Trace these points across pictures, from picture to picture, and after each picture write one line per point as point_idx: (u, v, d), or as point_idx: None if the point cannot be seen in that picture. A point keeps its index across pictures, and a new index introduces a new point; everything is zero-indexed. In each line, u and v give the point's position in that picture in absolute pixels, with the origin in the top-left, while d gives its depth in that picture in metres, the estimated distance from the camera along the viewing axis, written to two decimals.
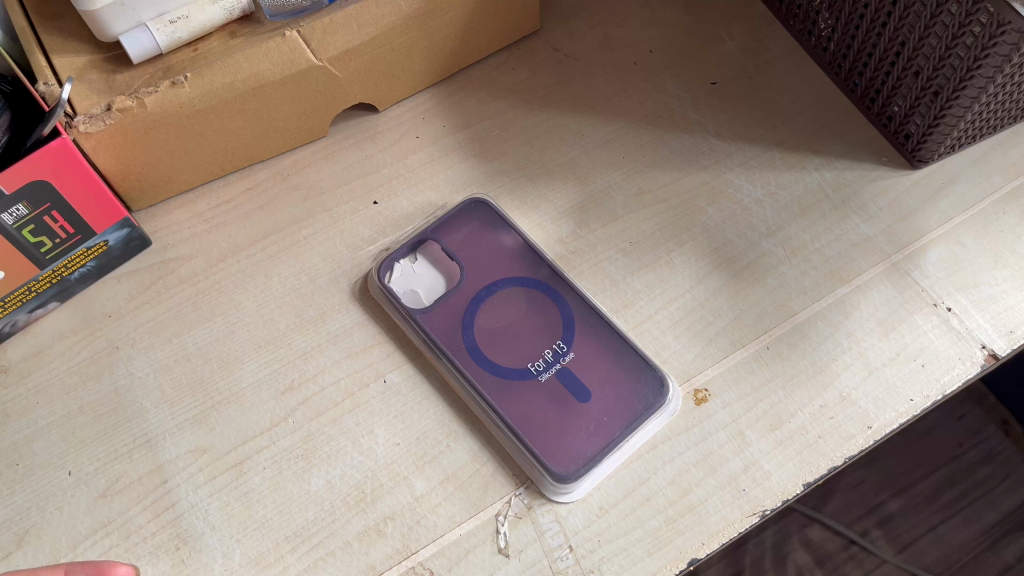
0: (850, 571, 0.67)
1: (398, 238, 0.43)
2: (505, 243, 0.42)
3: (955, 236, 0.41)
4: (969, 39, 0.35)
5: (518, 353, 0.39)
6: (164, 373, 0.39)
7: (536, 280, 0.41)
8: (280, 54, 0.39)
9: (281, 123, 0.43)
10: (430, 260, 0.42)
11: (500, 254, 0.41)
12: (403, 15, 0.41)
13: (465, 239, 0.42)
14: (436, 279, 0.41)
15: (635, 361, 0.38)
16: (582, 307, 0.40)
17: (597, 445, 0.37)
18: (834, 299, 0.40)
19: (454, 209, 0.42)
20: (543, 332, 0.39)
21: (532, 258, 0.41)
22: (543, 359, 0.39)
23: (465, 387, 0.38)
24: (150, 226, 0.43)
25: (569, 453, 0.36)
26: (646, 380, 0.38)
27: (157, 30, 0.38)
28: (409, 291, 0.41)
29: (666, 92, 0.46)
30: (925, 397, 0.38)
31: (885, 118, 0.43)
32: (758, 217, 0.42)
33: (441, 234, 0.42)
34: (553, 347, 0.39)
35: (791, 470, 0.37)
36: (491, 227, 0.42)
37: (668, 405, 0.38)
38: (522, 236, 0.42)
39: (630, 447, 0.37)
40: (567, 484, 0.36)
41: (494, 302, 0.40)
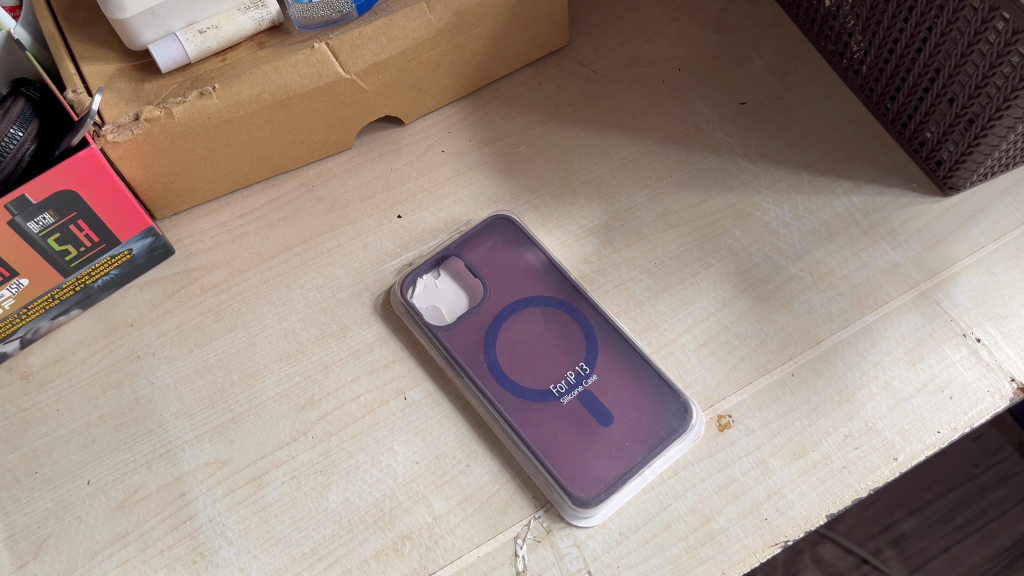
0: None
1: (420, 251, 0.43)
2: (528, 262, 0.41)
3: (985, 265, 0.40)
4: (1007, 69, 0.34)
5: (539, 374, 0.39)
6: (184, 384, 0.39)
7: (559, 299, 0.40)
8: (308, 66, 0.39)
9: (307, 135, 0.43)
10: (454, 276, 0.42)
11: (523, 272, 0.41)
12: (432, 29, 0.41)
13: (488, 255, 0.42)
14: (458, 295, 0.41)
15: (658, 384, 0.38)
16: (605, 328, 0.39)
17: (619, 471, 0.36)
18: (861, 326, 0.40)
19: (477, 225, 0.42)
20: (565, 353, 0.39)
21: (555, 275, 0.41)
22: (565, 381, 0.38)
23: (487, 408, 0.38)
24: (175, 234, 0.43)
25: (589, 477, 0.36)
26: (670, 405, 0.38)
27: (186, 39, 0.38)
28: (431, 306, 0.40)
29: (694, 111, 0.46)
30: (953, 430, 0.37)
31: (917, 143, 0.43)
32: (785, 240, 0.42)
33: (465, 250, 0.42)
34: (576, 369, 0.39)
35: (814, 500, 0.36)
36: (515, 243, 0.42)
37: (691, 430, 0.37)
38: (546, 253, 0.41)
39: (651, 472, 0.37)
40: (587, 509, 0.36)
41: (517, 319, 0.40)
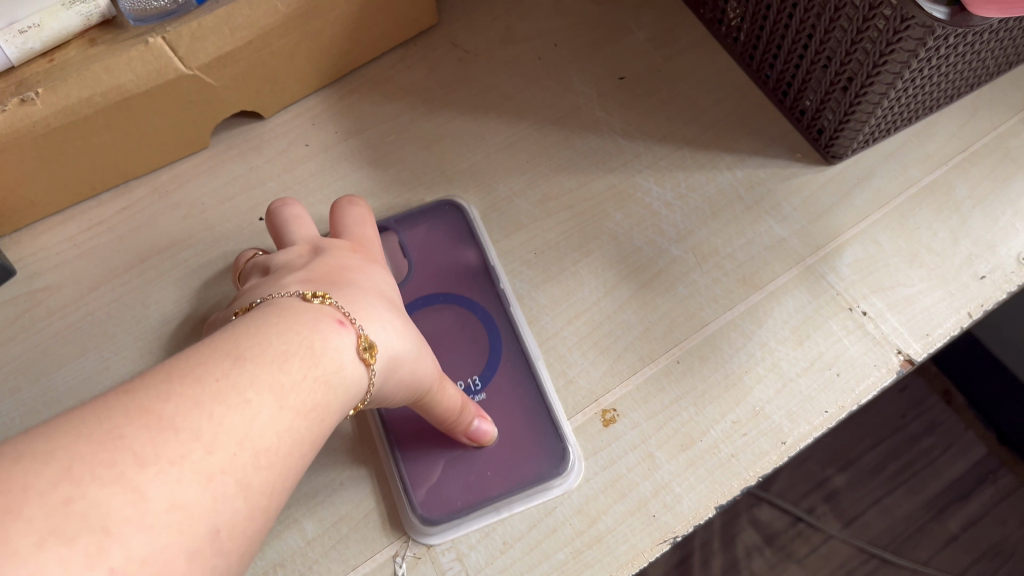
0: (798, 549, 0.65)
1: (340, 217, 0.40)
2: (463, 258, 0.39)
3: (870, 235, 0.39)
4: (874, 33, 0.33)
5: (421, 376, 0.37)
6: (31, 417, 0.36)
7: (483, 305, 0.38)
8: (144, 64, 0.36)
9: (154, 137, 0.40)
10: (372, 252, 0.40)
11: (452, 267, 0.39)
12: (280, 16, 0.38)
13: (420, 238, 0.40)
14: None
15: (544, 422, 0.36)
16: (513, 348, 0.38)
17: (471, 499, 0.35)
18: (746, 307, 0.38)
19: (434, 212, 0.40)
20: (462, 358, 0.38)
21: (485, 282, 0.39)
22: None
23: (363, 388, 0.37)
24: (16, 253, 0.40)
25: (439, 500, 0.35)
26: (548, 449, 0.36)
27: (5, 41, 0.34)
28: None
29: (572, 89, 0.44)
30: (840, 408, 0.36)
31: (798, 112, 0.41)
32: (668, 221, 0.40)
33: (404, 229, 0.40)
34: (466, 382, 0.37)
35: (702, 493, 0.35)
36: (455, 240, 0.40)
37: (563, 479, 0.35)
38: (486, 255, 0.39)
39: (505, 510, 0.35)
40: (421, 521, 0.34)
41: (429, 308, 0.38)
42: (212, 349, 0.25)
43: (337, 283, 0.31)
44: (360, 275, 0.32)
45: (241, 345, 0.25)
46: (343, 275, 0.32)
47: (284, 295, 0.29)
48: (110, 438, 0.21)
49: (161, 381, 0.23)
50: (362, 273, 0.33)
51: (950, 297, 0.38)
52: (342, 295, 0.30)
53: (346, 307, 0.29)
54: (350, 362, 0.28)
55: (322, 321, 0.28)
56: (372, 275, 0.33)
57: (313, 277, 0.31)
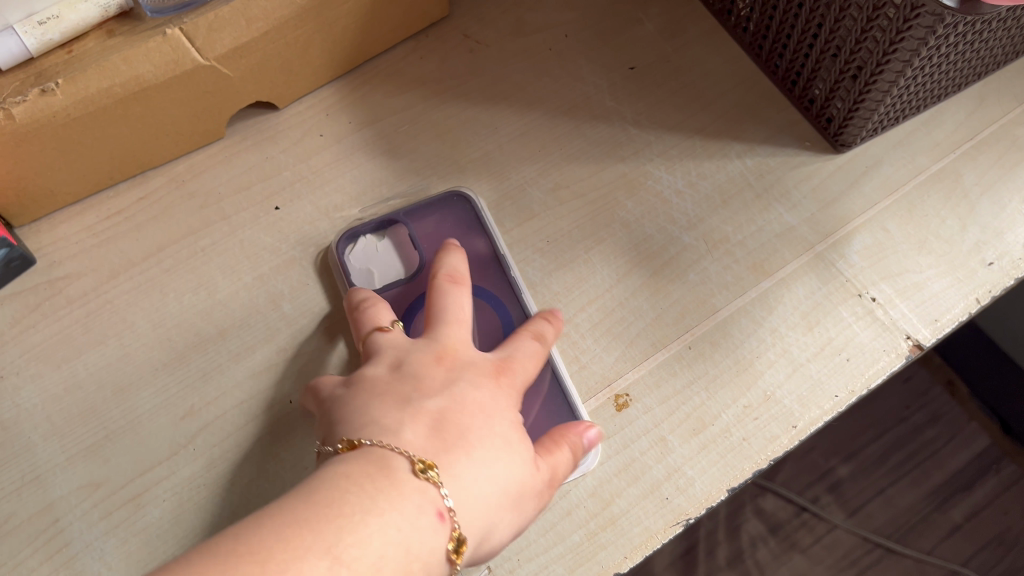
0: (802, 538, 0.65)
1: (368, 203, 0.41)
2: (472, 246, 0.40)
3: (879, 222, 0.40)
4: (884, 23, 0.33)
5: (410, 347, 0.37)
6: (53, 403, 0.37)
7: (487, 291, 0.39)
8: (162, 55, 0.36)
9: (171, 127, 0.40)
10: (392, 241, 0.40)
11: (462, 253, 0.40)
12: (296, 8, 0.38)
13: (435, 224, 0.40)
14: (392, 261, 0.39)
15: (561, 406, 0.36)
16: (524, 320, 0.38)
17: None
18: (756, 293, 0.39)
19: (437, 199, 0.41)
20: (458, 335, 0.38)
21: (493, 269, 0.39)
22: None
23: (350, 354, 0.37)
24: (36, 242, 0.40)
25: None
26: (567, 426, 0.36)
27: (25, 33, 0.34)
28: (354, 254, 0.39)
29: (582, 79, 0.44)
30: (850, 393, 0.36)
31: (807, 101, 0.41)
32: (679, 209, 0.41)
33: (413, 220, 0.40)
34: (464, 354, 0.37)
35: (714, 476, 0.35)
36: (465, 231, 0.40)
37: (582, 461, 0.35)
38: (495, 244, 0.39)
39: None
40: None
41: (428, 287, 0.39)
42: (324, 504, 0.23)
43: (448, 437, 0.27)
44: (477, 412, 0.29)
45: (355, 513, 0.23)
46: (462, 419, 0.28)
47: (388, 449, 0.26)
48: (229, 569, 0.20)
49: (285, 518, 0.22)
50: (482, 415, 0.29)
51: (958, 284, 0.38)
52: (444, 457, 0.26)
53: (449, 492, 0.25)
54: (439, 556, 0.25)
55: (422, 513, 0.24)
56: (494, 421, 0.29)
57: (426, 417, 0.28)
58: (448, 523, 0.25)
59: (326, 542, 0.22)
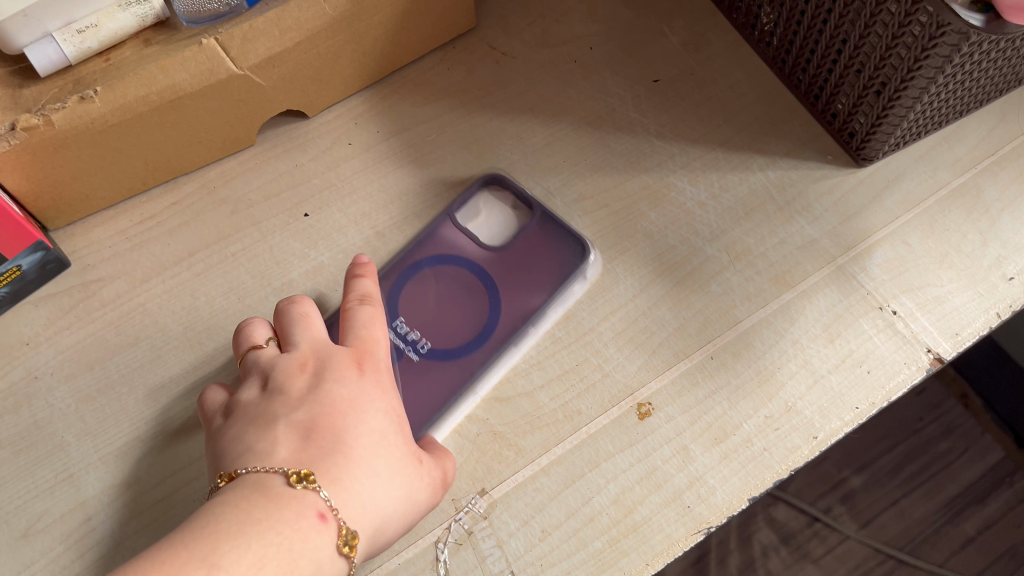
0: (815, 549, 0.65)
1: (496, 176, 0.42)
2: (530, 290, 0.39)
3: (900, 236, 0.40)
4: (909, 40, 0.34)
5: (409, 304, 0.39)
6: (85, 404, 0.38)
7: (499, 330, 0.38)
8: (197, 64, 0.37)
9: (203, 135, 0.41)
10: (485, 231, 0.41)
11: (511, 293, 0.39)
12: (328, 19, 0.39)
13: (529, 248, 0.40)
14: (486, 236, 0.41)
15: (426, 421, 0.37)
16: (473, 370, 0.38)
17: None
18: (778, 305, 0.39)
19: (562, 243, 0.40)
20: (456, 330, 0.39)
21: (518, 323, 0.39)
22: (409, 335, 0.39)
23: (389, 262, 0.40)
24: (70, 245, 0.41)
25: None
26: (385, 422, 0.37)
27: (64, 41, 0.35)
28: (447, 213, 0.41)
29: (607, 91, 0.45)
30: (870, 405, 0.37)
31: (829, 115, 0.42)
32: (702, 221, 0.41)
33: (532, 232, 0.41)
34: (422, 342, 0.38)
35: (736, 485, 0.36)
36: (547, 281, 0.39)
37: None
38: (539, 311, 0.39)
39: None
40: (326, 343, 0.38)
41: (474, 291, 0.40)
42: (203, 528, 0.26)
43: (330, 446, 0.30)
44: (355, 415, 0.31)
45: (232, 528, 0.27)
46: (332, 425, 0.31)
47: (264, 471, 0.29)
48: None
49: (172, 547, 0.26)
50: (354, 414, 0.31)
51: (979, 298, 0.39)
52: (327, 468, 0.30)
53: (329, 495, 0.29)
54: (328, 557, 0.28)
55: (303, 517, 0.28)
56: (369, 418, 0.32)
57: (298, 430, 0.30)
58: (331, 520, 0.29)
59: (201, 557, 0.25)
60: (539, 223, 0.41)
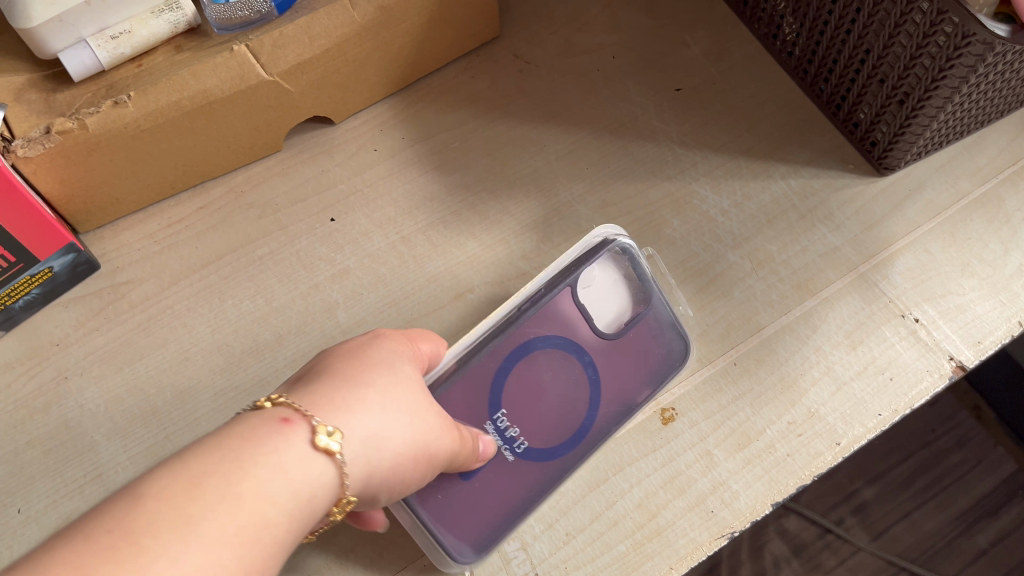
0: (827, 563, 0.59)
1: (616, 244, 0.38)
2: (639, 380, 0.37)
3: (922, 244, 0.41)
4: (933, 50, 0.34)
5: (512, 398, 0.36)
6: (115, 404, 0.38)
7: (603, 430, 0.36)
8: (228, 70, 0.37)
9: (232, 140, 0.41)
10: (592, 309, 0.37)
11: (620, 387, 0.37)
12: (356, 26, 0.39)
13: (636, 339, 0.37)
14: (607, 304, 0.38)
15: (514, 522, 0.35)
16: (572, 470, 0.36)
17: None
18: (801, 312, 0.39)
19: (667, 344, 0.37)
20: (557, 427, 0.36)
21: (621, 418, 0.37)
22: (506, 428, 0.36)
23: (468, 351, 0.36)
24: (100, 248, 0.42)
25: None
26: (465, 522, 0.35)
27: (98, 46, 0.35)
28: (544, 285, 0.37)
29: (630, 99, 0.45)
30: (893, 412, 0.37)
31: (851, 124, 0.42)
32: (724, 228, 0.42)
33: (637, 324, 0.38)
34: (518, 437, 0.36)
35: (759, 490, 0.36)
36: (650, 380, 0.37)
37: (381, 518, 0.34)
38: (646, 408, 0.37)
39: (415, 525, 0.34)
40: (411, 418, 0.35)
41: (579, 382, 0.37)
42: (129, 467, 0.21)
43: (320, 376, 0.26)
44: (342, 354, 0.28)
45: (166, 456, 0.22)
46: (324, 362, 0.28)
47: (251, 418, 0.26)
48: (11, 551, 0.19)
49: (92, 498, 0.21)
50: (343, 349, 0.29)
51: (1000, 307, 0.39)
52: (303, 390, 0.25)
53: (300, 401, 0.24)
54: (303, 456, 0.23)
55: (260, 425, 0.23)
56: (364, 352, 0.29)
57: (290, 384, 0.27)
58: (301, 421, 0.24)
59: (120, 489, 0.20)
60: (655, 309, 0.38)
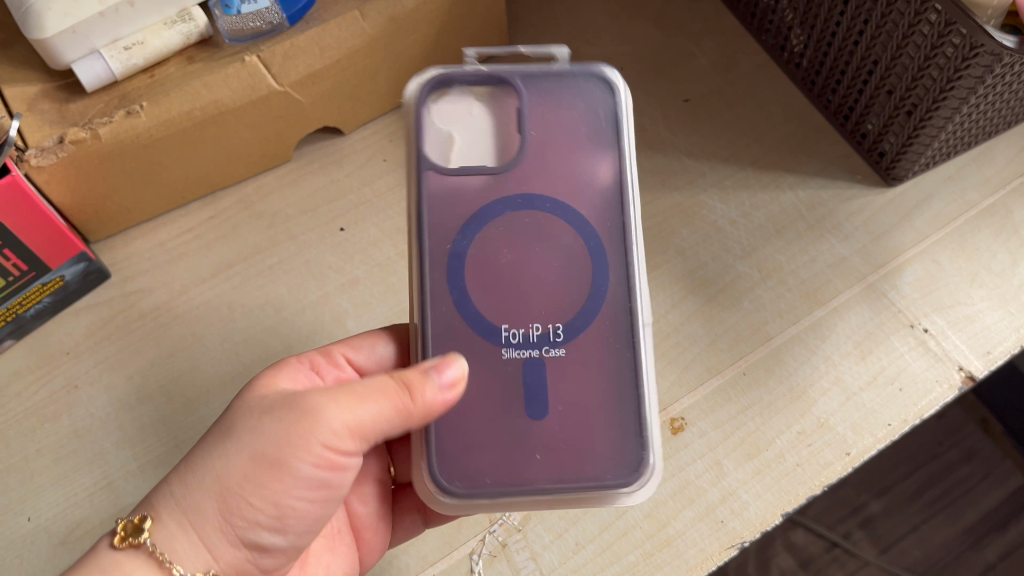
0: None
1: (441, 70, 0.32)
2: (589, 123, 0.33)
3: (931, 255, 0.41)
4: (941, 61, 0.34)
5: (502, 301, 0.31)
6: (124, 413, 0.38)
7: (594, 211, 0.32)
8: (239, 81, 0.38)
9: (242, 150, 0.42)
10: (493, 104, 0.33)
11: (583, 162, 0.32)
12: (366, 37, 0.39)
13: (550, 121, 0.32)
14: (485, 132, 0.32)
15: (626, 416, 0.31)
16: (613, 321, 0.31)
17: (504, 480, 0.30)
18: (810, 322, 0.39)
19: (580, 97, 0.33)
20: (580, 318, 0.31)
21: (611, 200, 0.32)
22: (525, 332, 0.31)
23: (417, 286, 0.31)
24: (110, 257, 0.42)
25: (462, 466, 0.31)
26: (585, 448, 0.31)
27: (110, 57, 0.36)
28: (433, 170, 0.32)
29: (638, 110, 0.46)
30: (903, 422, 0.37)
31: (859, 135, 0.42)
32: (732, 238, 0.42)
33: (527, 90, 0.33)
34: (547, 327, 0.31)
35: (769, 500, 0.36)
36: (593, 143, 0.32)
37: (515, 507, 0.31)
38: (618, 177, 0.32)
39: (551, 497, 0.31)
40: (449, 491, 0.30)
41: (545, 161, 0.32)
42: None
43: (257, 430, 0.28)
44: (293, 447, 0.27)
45: None
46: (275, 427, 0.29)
47: None
48: None
49: None
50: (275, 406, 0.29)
51: (1010, 317, 0.39)
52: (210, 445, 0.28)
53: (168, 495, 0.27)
54: None
55: None
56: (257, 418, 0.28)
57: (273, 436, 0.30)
58: None
59: None
60: (562, 73, 0.33)
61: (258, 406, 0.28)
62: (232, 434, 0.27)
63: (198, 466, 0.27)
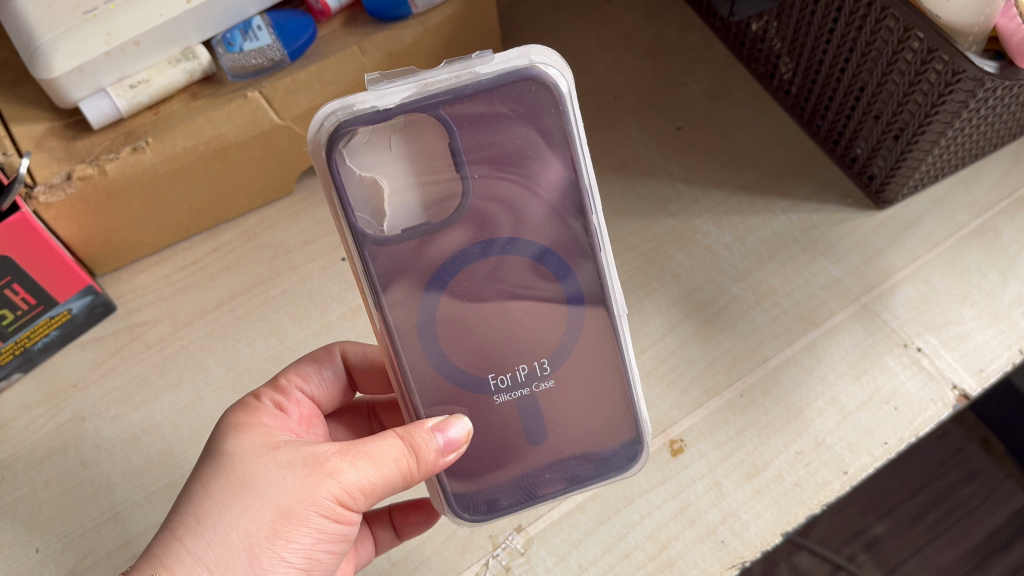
0: None
1: (341, 115, 0.29)
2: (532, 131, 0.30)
3: (922, 276, 0.41)
4: (926, 87, 0.35)
5: (480, 347, 0.31)
6: (130, 444, 0.39)
7: (552, 232, 0.31)
8: (242, 116, 0.38)
9: (246, 183, 0.43)
10: (415, 135, 0.30)
11: (531, 180, 0.30)
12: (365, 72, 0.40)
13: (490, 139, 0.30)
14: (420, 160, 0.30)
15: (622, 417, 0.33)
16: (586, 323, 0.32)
17: (519, 499, 0.33)
18: (805, 343, 0.40)
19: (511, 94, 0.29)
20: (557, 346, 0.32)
21: (563, 210, 0.31)
22: (512, 375, 0.32)
23: (393, 353, 0.31)
24: (116, 290, 0.43)
25: (476, 498, 0.32)
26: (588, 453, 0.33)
27: (116, 95, 0.37)
28: (373, 240, 0.30)
29: (632, 138, 0.47)
30: (898, 440, 0.38)
31: (849, 159, 0.43)
32: (727, 262, 0.42)
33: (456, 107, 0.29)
34: (533, 364, 0.32)
35: (769, 520, 0.36)
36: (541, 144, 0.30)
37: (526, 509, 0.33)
38: (571, 183, 0.30)
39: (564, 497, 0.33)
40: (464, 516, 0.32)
41: (493, 191, 0.30)
42: None
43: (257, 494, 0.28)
44: (306, 499, 0.27)
45: None
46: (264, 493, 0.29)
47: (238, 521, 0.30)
48: None
49: None
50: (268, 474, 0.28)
51: (1001, 335, 0.39)
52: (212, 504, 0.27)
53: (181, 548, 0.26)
54: None
55: None
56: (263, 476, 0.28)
57: None
58: None
59: None
60: (489, 84, 0.29)
61: (271, 458, 0.28)
62: (249, 488, 0.27)
63: (216, 522, 0.27)
